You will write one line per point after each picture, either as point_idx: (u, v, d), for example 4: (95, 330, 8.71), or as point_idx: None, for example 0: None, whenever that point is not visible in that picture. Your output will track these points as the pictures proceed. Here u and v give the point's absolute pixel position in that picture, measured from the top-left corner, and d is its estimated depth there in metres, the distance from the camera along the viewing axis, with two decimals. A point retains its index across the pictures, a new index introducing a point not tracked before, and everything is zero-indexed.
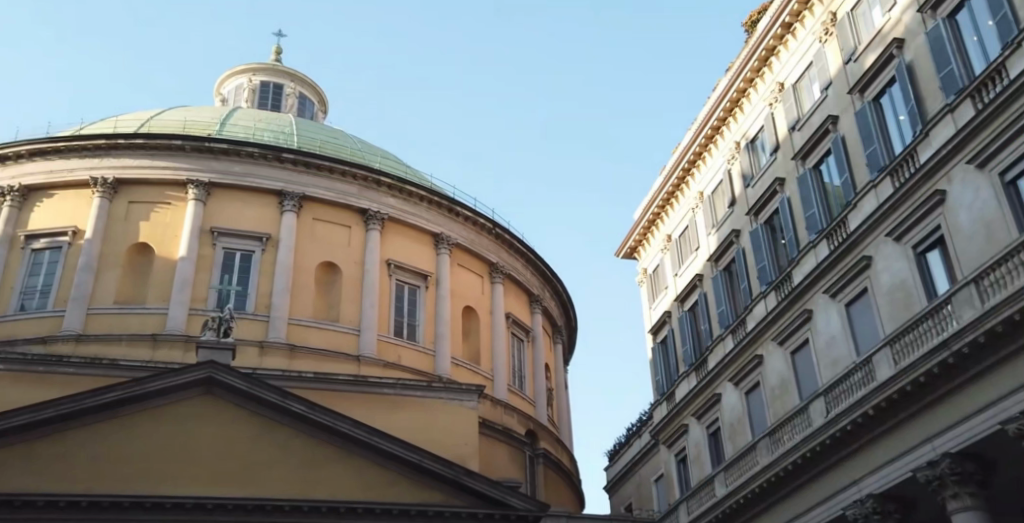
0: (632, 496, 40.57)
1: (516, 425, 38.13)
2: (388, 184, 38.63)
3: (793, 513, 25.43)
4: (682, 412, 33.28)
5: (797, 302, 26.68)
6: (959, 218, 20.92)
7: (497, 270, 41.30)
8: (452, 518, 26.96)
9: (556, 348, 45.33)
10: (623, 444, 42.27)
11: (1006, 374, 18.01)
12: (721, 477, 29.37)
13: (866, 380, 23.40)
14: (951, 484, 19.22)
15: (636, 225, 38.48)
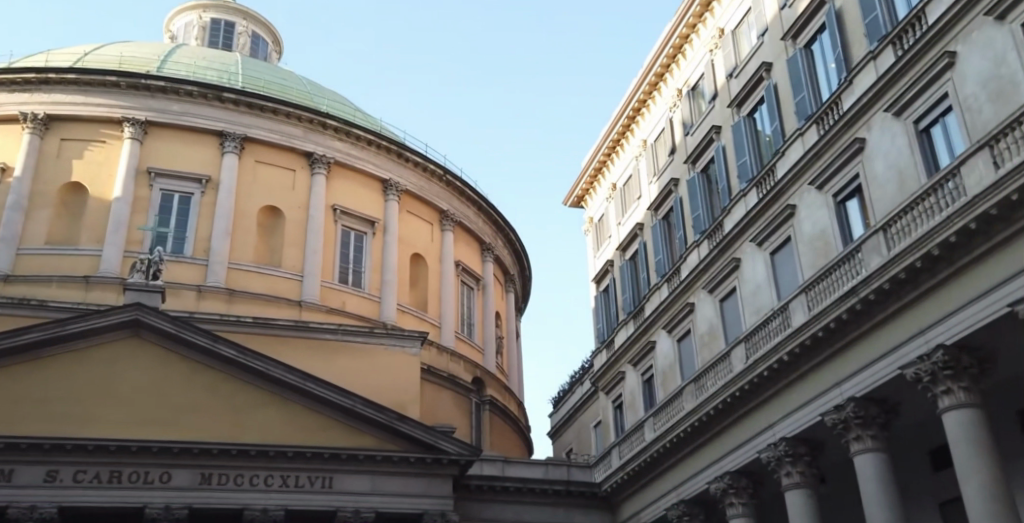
0: (572, 442, 40.73)
1: (462, 372, 37.93)
2: (334, 127, 37.75)
3: (713, 457, 25.74)
4: (619, 360, 33.36)
5: (727, 251, 26.74)
6: (875, 167, 20.89)
7: (448, 218, 40.70)
8: (384, 463, 26.42)
9: (508, 297, 45.05)
10: (566, 391, 42.39)
11: (907, 321, 18.10)
12: (650, 422, 29.54)
13: (784, 327, 23.56)
14: (854, 427, 19.39)
15: (583, 172, 38.28)
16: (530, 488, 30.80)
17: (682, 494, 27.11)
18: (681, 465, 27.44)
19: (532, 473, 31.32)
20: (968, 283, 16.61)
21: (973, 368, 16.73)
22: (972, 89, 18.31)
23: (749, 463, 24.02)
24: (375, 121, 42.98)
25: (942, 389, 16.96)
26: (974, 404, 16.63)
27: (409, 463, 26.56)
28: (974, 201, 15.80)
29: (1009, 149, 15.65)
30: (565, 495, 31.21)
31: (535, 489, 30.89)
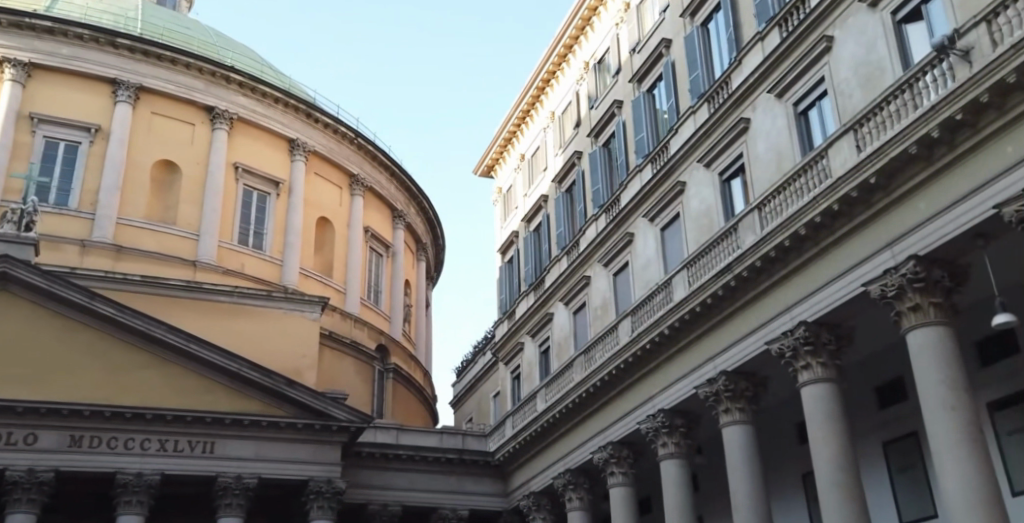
0: (472, 412, 40.61)
1: (366, 339, 36.62)
2: (239, 81, 36.14)
3: (591, 433, 25.57)
4: (518, 330, 33.31)
5: (622, 225, 26.78)
6: (758, 146, 21.15)
7: (358, 182, 39.13)
8: (269, 429, 25.38)
9: (418, 266, 43.77)
10: (468, 362, 42.22)
11: (781, 296, 18.35)
12: (542, 393, 29.22)
13: (666, 301, 23.81)
14: (724, 400, 19.48)
15: (494, 140, 38.06)
16: (423, 457, 29.10)
17: (567, 464, 26.50)
18: (559, 441, 27.07)
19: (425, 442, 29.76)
20: (848, 251, 15.08)
21: (831, 345, 15.66)
22: (845, 74, 16.66)
23: (634, 432, 23.68)
24: (284, 78, 41.84)
25: (801, 364, 15.87)
26: (831, 379, 15.53)
27: (297, 429, 25.57)
28: (836, 185, 14.68)
29: (871, 133, 14.59)
30: (458, 463, 29.54)
31: (428, 457, 29.21)
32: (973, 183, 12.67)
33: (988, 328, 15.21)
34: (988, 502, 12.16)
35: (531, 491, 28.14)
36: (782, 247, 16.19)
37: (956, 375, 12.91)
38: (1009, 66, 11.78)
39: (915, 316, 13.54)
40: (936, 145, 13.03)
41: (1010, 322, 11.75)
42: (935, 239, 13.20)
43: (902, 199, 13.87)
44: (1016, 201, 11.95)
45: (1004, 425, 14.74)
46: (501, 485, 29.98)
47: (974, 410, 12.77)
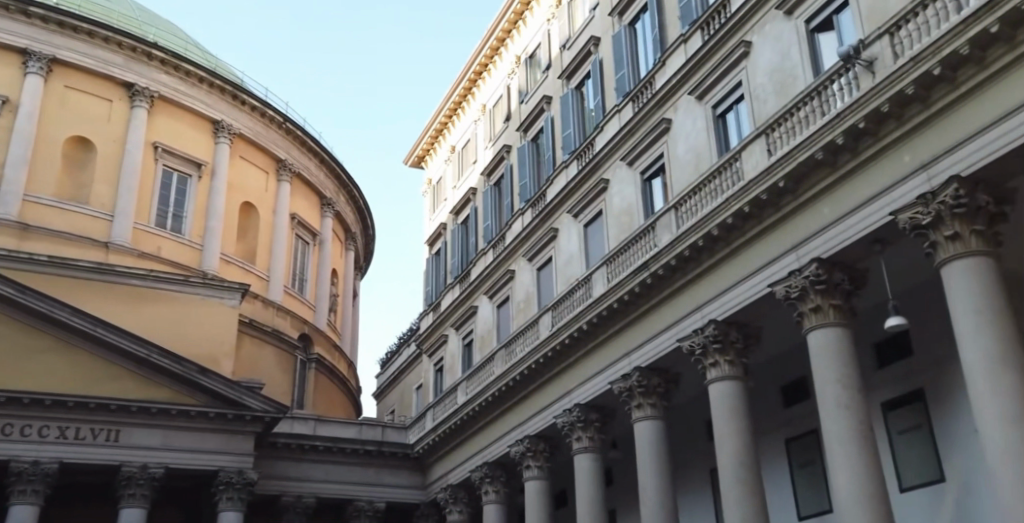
0: (394, 404, 40.17)
1: (290, 329, 34.70)
2: (162, 58, 33.81)
3: (502, 431, 24.92)
4: (442, 323, 32.86)
5: (547, 220, 26.33)
6: (677, 148, 20.86)
7: (286, 168, 37.01)
8: (179, 418, 24.22)
9: (346, 256, 41.75)
10: (393, 354, 41.77)
11: (690, 297, 18.06)
12: (464, 386, 28.70)
13: (586, 297, 23.38)
14: (637, 395, 19.00)
15: (426, 131, 37.91)
16: (340, 448, 27.86)
17: (486, 457, 25.43)
18: (473, 439, 26.35)
19: (344, 433, 28.69)
20: (758, 252, 15.27)
21: (739, 344, 15.85)
22: (761, 79, 16.99)
23: (553, 426, 22.74)
24: (208, 58, 40.90)
25: (710, 362, 16.01)
26: (738, 377, 15.69)
27: (208, 418, 24.42)
28: (748, 186, 14.86)
29: (783, 137, 14.88)
30: (377, 455, 28.36)
31: (346, 448, 27.98)
32: (872, 190, 12.87)
33: (881, 331, 15.13)
34: (874, 499, 12.12)
35: (449, 484, 27.09)
36: (697, 246, 16.37)
37: (849, 374, 12.90)
38: (910, 77, 12.04)
39: (814, 317, 13.48)
40: (841, 151, 13.26)
41: (902, 326, 11.93)
42: (837, 243, 13.30)
43: (808, 204, 14.05)
44: (910, 209, 12.05)
45: (895, 424, 14.61)
46: (420, 476, 28.80)
47: (866, 409, 12.73)
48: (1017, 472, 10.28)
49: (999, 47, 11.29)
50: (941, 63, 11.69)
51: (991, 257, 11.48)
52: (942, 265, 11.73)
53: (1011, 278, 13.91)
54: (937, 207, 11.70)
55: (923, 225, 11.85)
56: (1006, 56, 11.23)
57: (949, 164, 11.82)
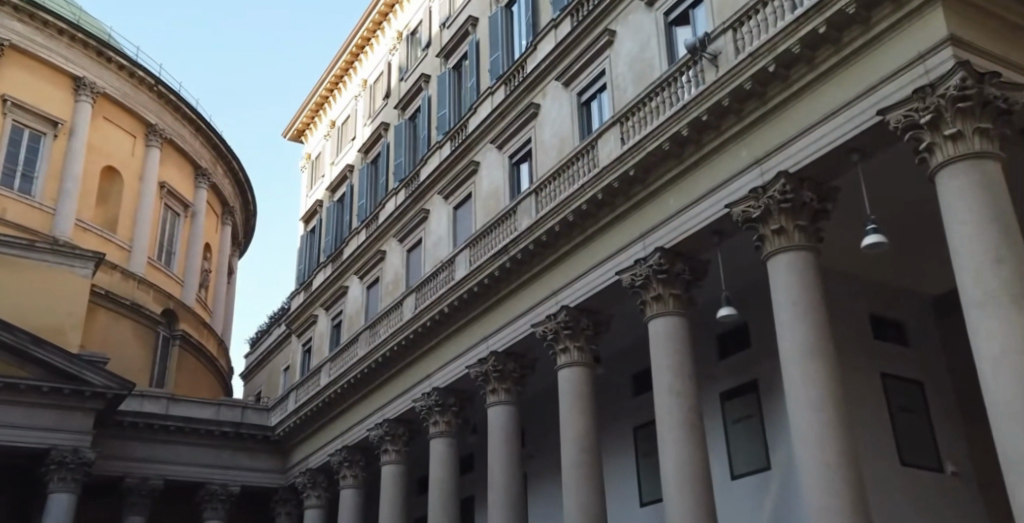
0: (262, 384, 37.23)
1: (151, 302, 33.00)
2: (15, 4, 31.11)
3: (378, 407, 22.15)
4: (313, 302, 30.40)
5: (418, 201, 24.77)
6: (543, 133, 19.74)
7: (155, 133, 35.02)
8: (9, 392, 22.76)
9: (223, 231, 39.93)
10: (263, 333, 39.91)
11: (531, 295, 17.14)
12: (326, 367, 26.68)
13: (449, 280, 20.90)
14: (491, 380, 17.69)
15: (305, 105, 36.51)
16: (193, 429, 26.64)
17: (345, 440, 23.47)
18: (329, 427, 24.71)
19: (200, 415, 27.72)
20: (610, 240, 15.16)
21: (589, 330, 15.68)
22: (621, 69, 17.15)
23: (412, 410, 20.74)
24: (72, 11, 38.67)
25: (561, 347, 15.77)
26: (586, 363, 15.52)
27: (42, 393, 23.05)
28: (601, 174, 14.80)
29: (635, 126, 14.99)
30: (234, 437, 27.11)
31: (199, 430, 26.76)
32: (712, 183, 13.08)
33: (726, 324, 15.48)
34: (693, 483, 12.38)
35: (309, 467, 25.35)
36: (553, 232, 16.10)
37: (683, 362, 13.14)
38: (747, 72, 12.29)
39: (654, 305, 13.64)
40: (687, 144, 13.43)
41: (732, 316, 12.24)
42: (678, 234, 13.47)
43: (654, 196, 14.21)
44: (743, 202, 12.26)
45: (731, 413, 14.94)
46: (281, 459, 27.61)
47: (695, 397, 12.99)
48: (819, 458, 10.64)
49: (827, 48, 11.63)
50: (776, 61, 12.00)
51: (814, 252, 11.77)
52: (769, 258, 11.95)
53: (840, 275, 14.49)
54: (766, 201, 11.93)
55: (754, 218, 12.07)
56: (832, 57, 11.58)
57: (781, 159, 12.06)
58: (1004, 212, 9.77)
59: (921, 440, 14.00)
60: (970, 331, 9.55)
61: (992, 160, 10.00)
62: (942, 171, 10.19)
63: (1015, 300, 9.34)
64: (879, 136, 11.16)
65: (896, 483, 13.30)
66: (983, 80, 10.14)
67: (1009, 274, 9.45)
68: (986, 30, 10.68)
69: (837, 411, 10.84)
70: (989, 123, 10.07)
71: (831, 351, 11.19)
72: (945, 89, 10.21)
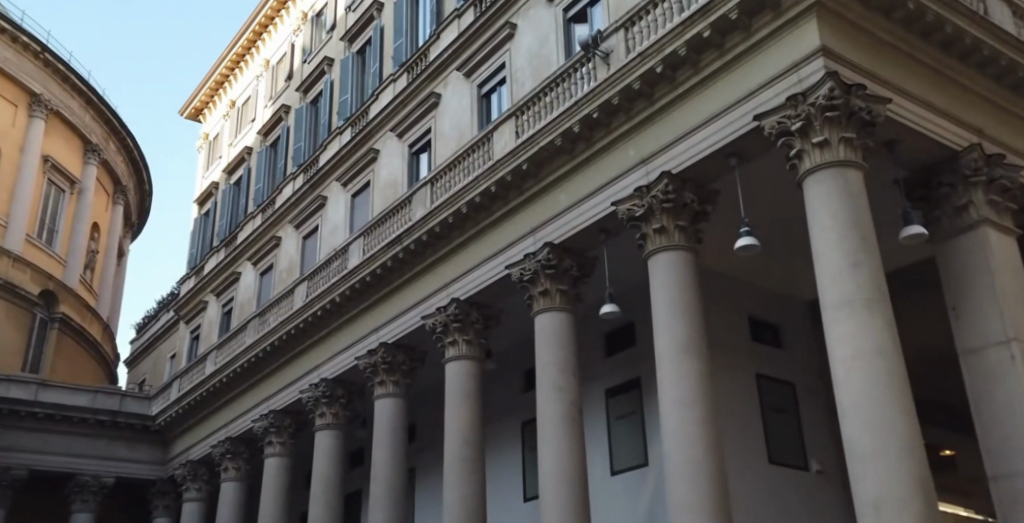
0: (147, 371, 36.12)
1: (29, 282, 31.56)
2: None
3: (261, 400, 21.80)
4: (203, 288, 29.26)
5: (316, 187, 23.33)
6: (443, 124, 18.92)
7: (39, 103, 33.36)
8: None
9: (112, 210, 38.55)
10: (150, 318, 38.72)
11: (420, 288, 16.99)
12: (213, 356, 25.88)
13: (341, 270, 20.49)
14: (380, 372, 17.46)
15: (205, 83, 35.36)
16: (65, 417, 25.50)
17: (229, 431, 22.93)
18: (213, 417, 24.10)
19: (74, 402, 26.60)
20: (502, 234, 15.09)
21: (479, 323, 15.58)
22: (521, 64, 17.05)
23: (299, 401, 20.34)
24: None
25: (449, 340, 15.66)
26: (474, 357, 15.45)
27: None
28: (496, 166, 14.74)
29: (529, 121, 14.99)
30: (110, 427, 26.09)
31: (72, 418, 25.64)
32: (600, 181, 13.18)
33: (615, 323, 15.63)
34: (569, 479, 12.47)
35: (189, 459, 24.67)
36: (447, 223, 15.93)
37: (566, 357, 13.22)
38: (635, 72, 12.42)
39: (541, 300, 13.69)
40: (578, 140, 13.50)
41: (615, 313, 12.38)
42: (566, 230, 13.54)
43: (544, 192, 14.24)
44: (628, 201, 12.37)
45: (614, 409, 15.13)
46: (163, 450, 26.85)
47: (577, 393, 13.11)
48: (686, 454, 10.84)
49: (711, 52, 11.84)
50: (663, 62, 12.15)
51: (693, 253, 11.97)
52: (649, 256, 12.09)
53: (721, 277, 14.82)
54: (649, 201, 12.06)
55: (637, 217, 12.19)
56: (716, 61, 11.78)
57: (664, 160, 12.22)
58: (865, 220, 10.08)
59: (789, 439, 14.46)
60: (828, 333, 9.87)
61: (855, 169, 10.31)
62: (810, 177, 10.46)
63: (869, 304, 9.68)
64: (756, 141, 11.40)
65: (764, 481, 13.71)
66: (851, 91, 10.43)
67: (865, 279, 9.78)
68: (856, 43, 10.96)
69: (706, 408, 11.06)
70: (854, 133, 10.36)
71: (704, 350, 11.42)
72: (815, 98, 10.47)
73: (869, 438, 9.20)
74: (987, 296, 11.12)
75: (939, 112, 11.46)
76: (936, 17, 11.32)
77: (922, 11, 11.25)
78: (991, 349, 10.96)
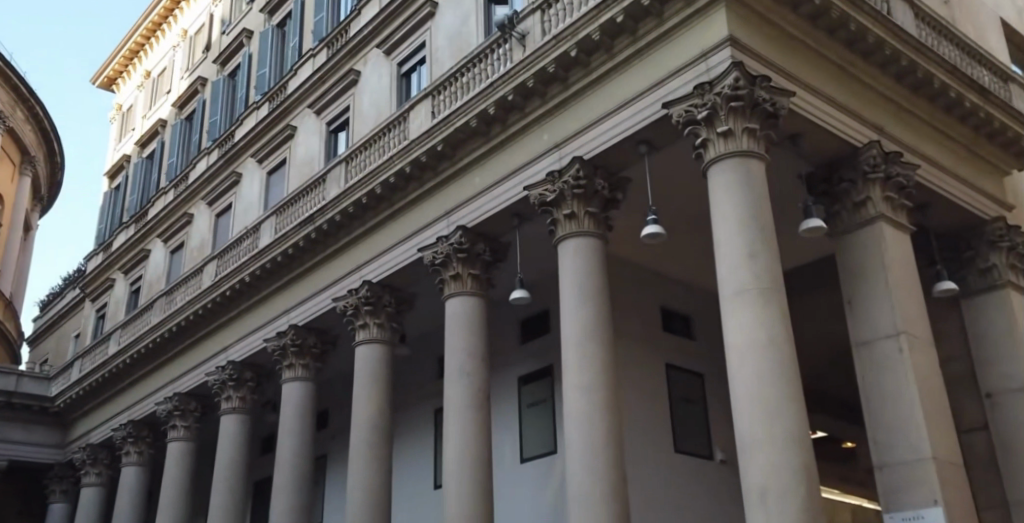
0: (50, 350, 34.95)
1: None
2: None
3: (167, 381, 21.25)
4: (111, 266, 28.40)
5: (231, 163, 22.73)
6: (361, 102, 18.58)
7: None
8: None
9: (18, 182, 37.13)
10: (55, 295, 37.50)
11: (332, 269, 16.70)
12: (117, 334, 25.13)
13: (252, 249, 20.04)
14: (289, 355, 17.14)
15: (119, 51, 34.21)
16: None
17: (132, 415, 22.33)
18: (115, 399, 23.44)
19: None
20: (416, 216, 14.92)
21: (391, 308, 15.42)
22: (441, 43, 16.79)
23: (205, 384, 19.89)
24: None
25: (360, 323, 15.46)
26: (384, 340, 15.27)
27: None
28: (411, 146, 14.55)
29: (446, 101, 14.81)
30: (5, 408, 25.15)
31: None
32: (514, 165, 13.12)
33: (530, 310, 15.64)
34: (473, 466, 12.42)
35: (89, 442, 23.94)
36: (361, 204, 15.67)
37: (476, 343, 13.15)
38: (550, 55, 12.36)
39: (453, 284, 13.59)
40: (493, 123, 13.41)
41: (524, 300, 12.34)
42: (479, 214, 13.45)
43: (459, 174, 14.12)
44: (541, 186, 12.31)
45: (527, 397, 15.11)
46: (62, 433, 25.98)
47: (483, 380, 13.05)
48: (587, 440, 10.88)
49: (624, 38, 11.85)
50: (578, 46, 12.11)
51: (602, 240, 11.98)
52: (559, 242, 12.07)
53: (632, 266, 14.91)
54: (561, 186, 12.03)
55: (548, 202, 12.14)
56: (628, 47, 11.79)
57: (576, 146, 12.20)
58: (764, 211, 10.23)
59: (694, 428, 14.69)
60: (724, 321, 9.98)
61: (756, 160, 10.44)
62: (713, 166, 10.56)
63: (765, 295, 9.80)
64: (665, 130, 11.45)
65: (668, 468, 13.93)
66: (754, 82, 10.54)
67: (762, 270, 9.91)
68: (762, 35, 11.09)
69: (608, 394, 11.11)
70: (757, 123, 10.50)
71: (608, 338, 11.46)
72: (720, 88, 10.56)
73: (758, 426, 9.35)
74: (881, 290, 11.39)
75: (841, 108, 11.67)
76: (840, 13, 11.52)
77: (828, 7, 11.43)
78: (882, 341, 11.25)
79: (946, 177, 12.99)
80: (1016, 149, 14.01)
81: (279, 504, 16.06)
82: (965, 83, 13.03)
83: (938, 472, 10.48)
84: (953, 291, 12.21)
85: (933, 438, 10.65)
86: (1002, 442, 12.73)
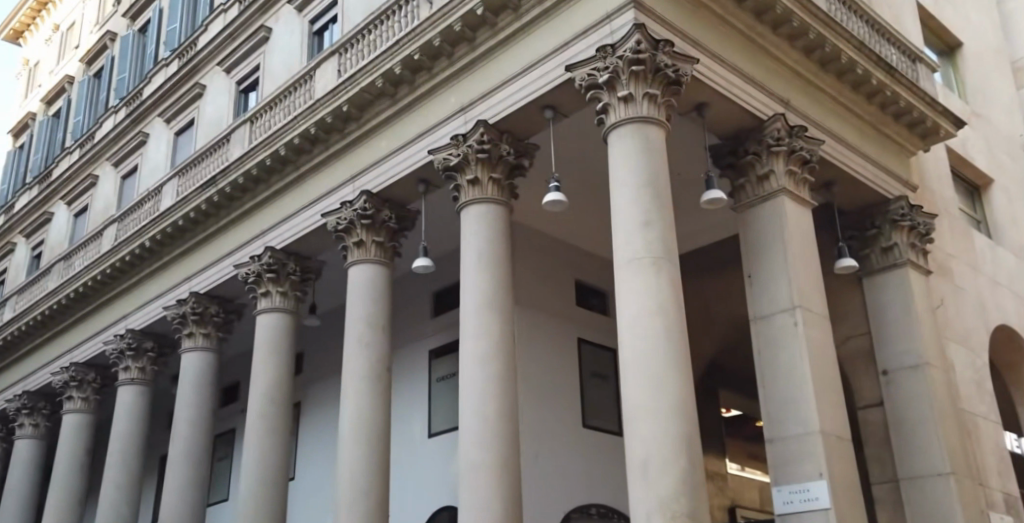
0: None
1: None
2: None
3: (64, 349, 20.46)
4: (12, 230, 27.25)
5: (138, 122, 21.88)
6: (271, 60, 17.98)
7: None
8: None
9: None
10: None
11: (235, 234, 16.16)
12: (15, 301, 24.12)
13: (154, 212, 19.33)
14: (189, 323, 16.58)
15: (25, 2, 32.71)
16: None
17: (26, 386, 21.41)
18: (10, 369, 22.52)
19: None
20: (321, 180, 14.49)
21: (296, 276, 14.97)
22: None
23: (103, 354, 19.20)
24: None
25: (262, 291, 14.99)
26: (287, 310, 14.85)
27: None
28: (315, 106, 14.10)
29: (354, 59, 14.37)
30: None
31: None
32: (419, 128, 12.79)
33: (442, 282, 15.36)
34: (371, 438, 12.15)
35: None
36: (264, 165, 15.15)
37: (378, 313, 12.87)
38: (457, 14, 12.03)
39: (356, 251, 13.26)
40: (400, 83, 13.05)
41: (428, 268, 12.06)
42: (383, 179, 13.10)
43: (365, 137, 13.73)
44: (445, 149, 12.02)
45: (437, 370, 14.86)
46: None
47: (384, 350, 12.79)
48: (481, 413, 10.69)
49: None
50: (485, 5, 11.80)
51: (507, 208, 11.76)
52: (461, 208, 11.81)
53: (542, 240, 14.75)
54: (465, 150, 11.75)
55: (452, 166, 11.86)
56: (537, 8, 11.53)
57: (482, 109, 11.92)
58: (662, 178, 10.11)
59: (601, 404, 14.73)
60: (618, 289, 9.85)
61: (654, 127, 10.30)
62: (613, 131, 10.39)
63: (657, 264, 9.69)
64: (571, 96, 11.24)
65: (574, 443, 13.95)
66: (656, 47, 10.41)
67: (656, 238, 9.80)
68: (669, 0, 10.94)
69: (504, 365, 10.93)
70: (658, 89, 10.37)
71: (509, 309, 11.30)
72: (622, 51, 10.39)
73: (644, 395, 9.27)
74: (780, 266, 11.41)
75: (746, 79, 11.62)
76: None
77: None
78: (780, 318, 11.26)
79: (851, 154, 13.05)
80: (920, 130, 14.16)
81: (175, 478, 15.57)
82: (872, 59, 13.08)
83: (829, 449, 10.57)
84: (852, 268, 12.28)
85: (827, 416, 10.75)
86: (896, 421, 12.91)
